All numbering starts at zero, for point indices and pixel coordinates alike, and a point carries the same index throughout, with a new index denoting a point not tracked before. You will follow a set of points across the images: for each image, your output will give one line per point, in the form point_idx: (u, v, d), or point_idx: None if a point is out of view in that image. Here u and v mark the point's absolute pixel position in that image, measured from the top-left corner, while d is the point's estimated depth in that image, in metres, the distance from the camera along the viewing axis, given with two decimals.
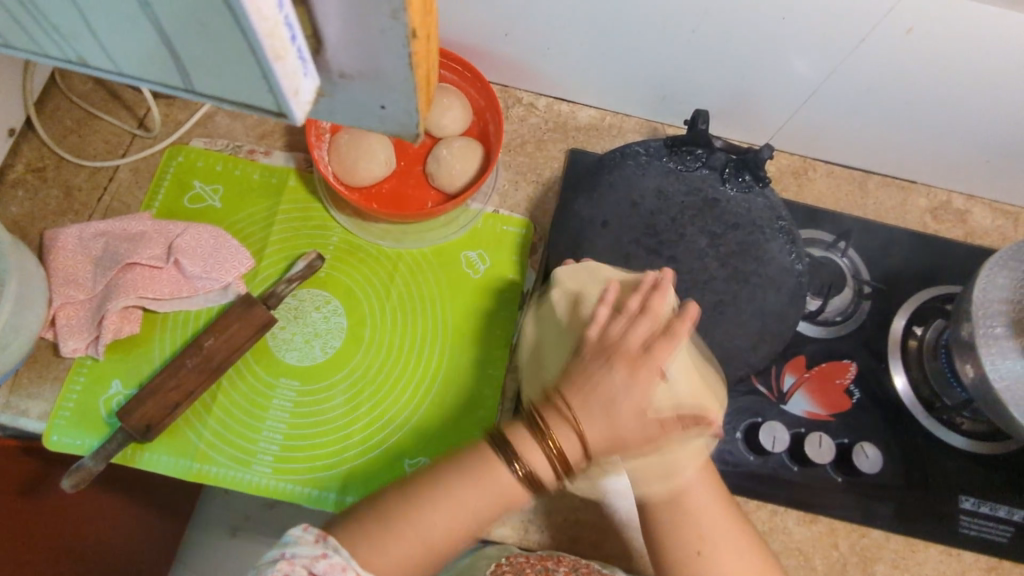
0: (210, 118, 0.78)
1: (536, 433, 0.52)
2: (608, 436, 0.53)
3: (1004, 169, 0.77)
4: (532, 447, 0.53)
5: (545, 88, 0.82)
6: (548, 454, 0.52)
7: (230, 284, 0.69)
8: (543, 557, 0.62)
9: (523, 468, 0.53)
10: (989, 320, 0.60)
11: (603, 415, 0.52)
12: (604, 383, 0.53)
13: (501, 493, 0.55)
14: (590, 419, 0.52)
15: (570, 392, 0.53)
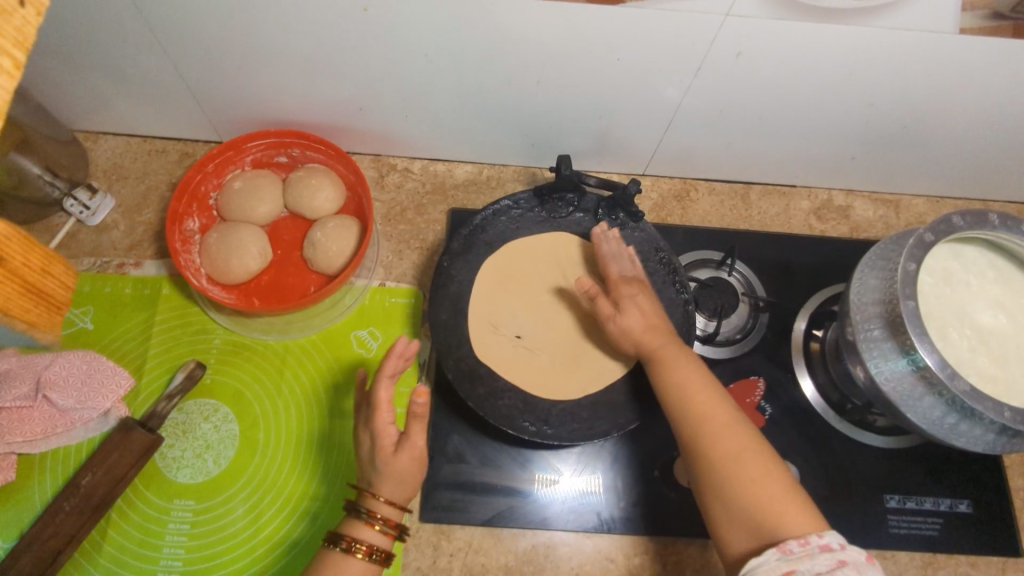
0: (74, 237, 0.75)
1: (362, 520, 0.54)
2: (408, 489, 0.56)
3: (871, 162, 0.78)
4: (362, 535, 0.54)
5: (417, 152, 0.81)
6: (380, 527, 0.54)
7: (110, 410, 0.66)
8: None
9: (365, 550, 0.53)
10: (867, 324, 0.60)
11: (404, 483, 0.56)
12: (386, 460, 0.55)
13: None
14: (399, 489, 0.55)
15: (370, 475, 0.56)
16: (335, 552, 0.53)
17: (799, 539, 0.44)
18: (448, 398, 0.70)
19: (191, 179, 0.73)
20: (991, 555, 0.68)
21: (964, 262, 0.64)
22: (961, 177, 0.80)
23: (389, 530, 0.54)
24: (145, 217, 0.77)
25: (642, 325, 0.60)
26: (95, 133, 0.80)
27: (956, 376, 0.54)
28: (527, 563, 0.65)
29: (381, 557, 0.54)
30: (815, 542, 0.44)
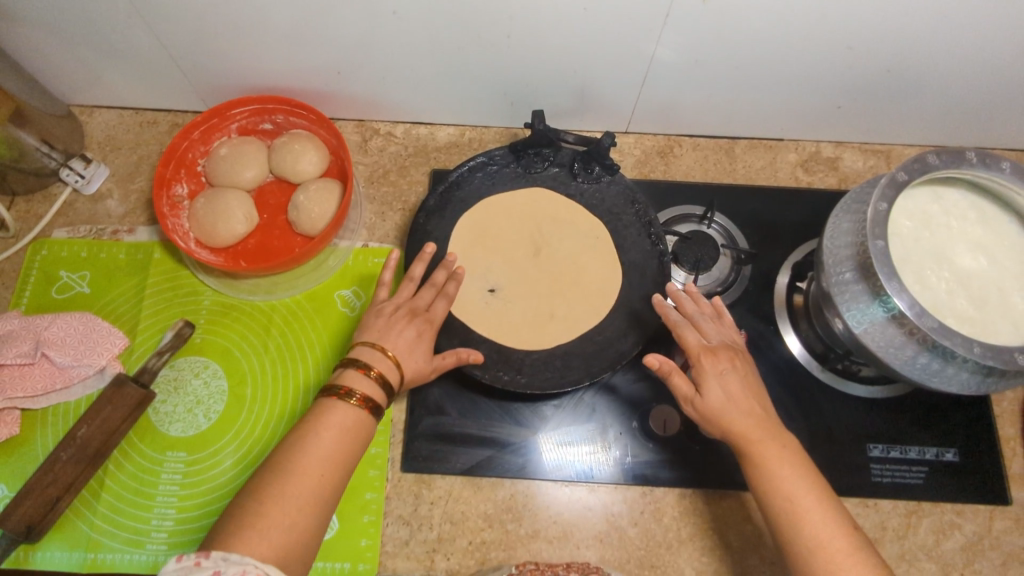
0: (72, 206, 0.78)
1: (356, 369, 0.55)
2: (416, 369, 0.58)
3: (857, 111, 0.77)
4: (355, 380, 0.54)
5: (399, 116, 0.82)
6: (373, 376, 0.54)
7: (105, 367, 0.69)
8: (549, 565, 0.63)
9: (355, 397, 0.53)
10: (838, 267, 0.59)
11: (410, 355, 0.58)
12: (402, 335, 0.58)
13: (349, 427, 0.53)
14: (406, 362, 0.57)
15: (375, 335, 0.58)
16: (328, 399, 0.54)
17: None
18: None
19: (177, 146, 0.75)
20: (978, 503, 0.67)
21: (944, 206, 0.63)
22: (954, 123, 0.77)
23: (383, 383, 0.55)
24: (138, 185, 0.79)
25: (740, 406, 0.55)
26: (90, 107, 0.83)
27: (926, 314, 0.53)
28: (506, 511, 0.67)
29: (370, 404, 0.54)
30: None
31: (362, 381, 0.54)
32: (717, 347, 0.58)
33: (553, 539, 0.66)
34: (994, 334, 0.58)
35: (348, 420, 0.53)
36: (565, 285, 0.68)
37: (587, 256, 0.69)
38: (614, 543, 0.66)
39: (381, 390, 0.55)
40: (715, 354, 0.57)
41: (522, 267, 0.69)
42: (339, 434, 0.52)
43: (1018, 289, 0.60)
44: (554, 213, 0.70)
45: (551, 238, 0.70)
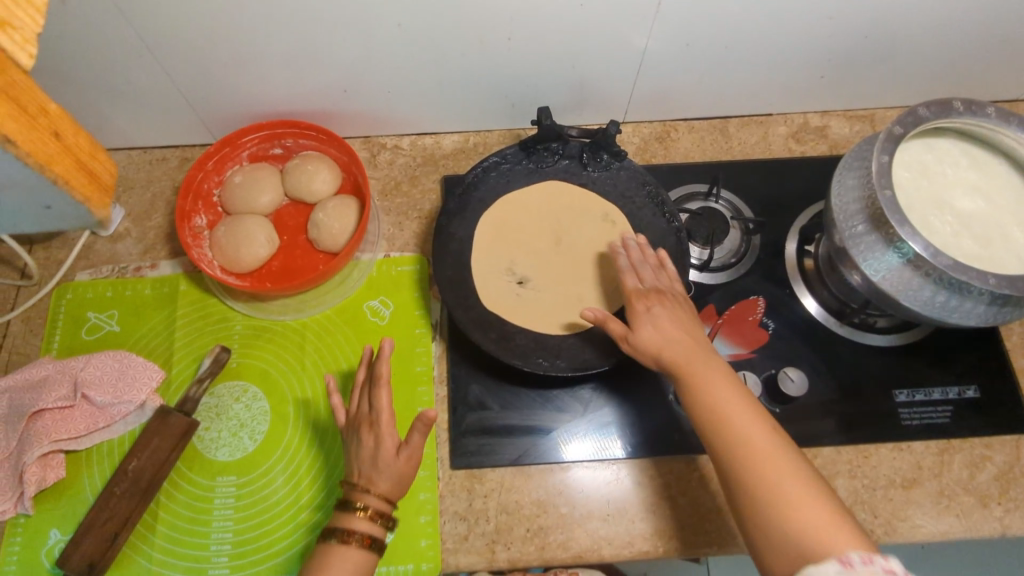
0: (91, 248, 0.78)
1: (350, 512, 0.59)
2: (404, 486, 0.61)
3: (840, 79, 0.81)
4: (352, 523, 0.59)
5: (404, 128, 0.84)
6: (368, 515, 0.59)
7: (145, 402, 0.69)
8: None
9: (355, 538, 0.58)
10: (850, 221, 0.63)
11: (384, 457, 0.60)
12: (379, 460, 0.60)
13: (356, 562, 0.57)
14: (391, 486, 0.60)
15: (362, 472, 0.60)
16: (329, 544, 0.58)
17: (862, 556, 0.43)
18: (463, 353, 0.73)
19: (193, 178, 0.76)
20: (1005, 434, 0.70)
21: (937, 155, 0.66)
22: (930, 80, 0.82)
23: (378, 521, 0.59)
24: (155, 221, 0.80)
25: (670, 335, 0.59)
26: None
27: (940, 253, 0.56)
28: (558, 495, 0.68)
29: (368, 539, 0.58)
30: (880, 563, 0.42)
31: (354, 522, 0.58)
32: (650, 290, 0.63)
33: (608, 517, 0.67)
34: (1000, 267, 0.62)
35: (357, 561, 0.58)
36: (589, 271, 0.71)
37: (607, 239, 0.71)
38: (667, 513, 0.68)
39: (377, 525, 0.59)
40: (647, 295, 0.62)
41: (545, 258, 0.72)
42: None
43: (1016, 223, 0.64)
44: (569, 203, 0.73)
45: (570, 227, 0.72)
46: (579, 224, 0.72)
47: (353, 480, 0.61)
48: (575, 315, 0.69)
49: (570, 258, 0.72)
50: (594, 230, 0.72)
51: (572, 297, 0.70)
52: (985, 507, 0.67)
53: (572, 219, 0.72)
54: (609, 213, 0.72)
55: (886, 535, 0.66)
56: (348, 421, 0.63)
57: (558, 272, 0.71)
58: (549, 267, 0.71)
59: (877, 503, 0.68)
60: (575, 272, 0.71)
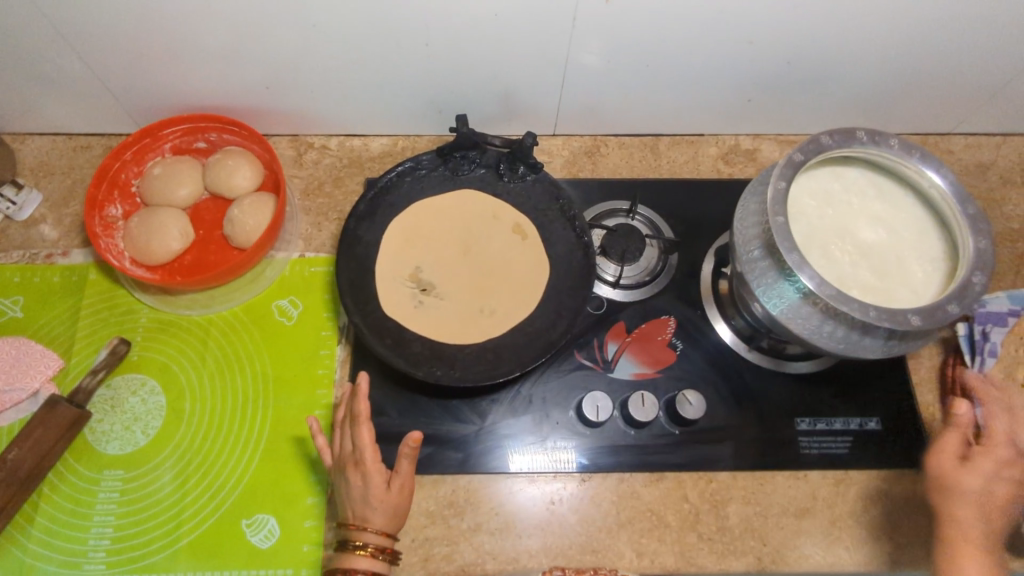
0: (4, 232, 0.78)
1: (349, 551, 0.59)
2: (397, 522, 0.60)
3: (767, 103, 0.81)
4: (354, 562, 0.58)
5: (332, 129, 0.84)
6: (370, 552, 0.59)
7: (39, 390, 0.69)
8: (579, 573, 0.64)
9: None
10: (747, 247, 0.63)
11: (384, 491, 0.60)
12: (369, 501, 0.59)
13: None
14: (386, 522, 0.60)
15: (359, 511, 0.60)
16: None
17: None
18: (366, 358, 0.72)
19: (109, 167, 0.76)
20: (902, 468, 0.70)
21: (844, 183, 0.66)
22: (856, 108, 0.82)
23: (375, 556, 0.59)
24: (72, 209, 0.79)
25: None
26: (22, 134, 0.83)
27: (824, 284, 0.57)
28: (448, 506, 0.68)
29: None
30: None
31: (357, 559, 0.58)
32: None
33: (496, 531, 0.67)
34: (894, 300, 0.62)
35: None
36: (495, 282, 0.71)
37: (515, 252, 0.71)
38: (556, 530, 0.67)
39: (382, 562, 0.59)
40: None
41: (451, 267, 0.72)
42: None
43: (915, 257, 0.64)
44: (481, 213, 0.73)
45: (479, 238, 0.72)
46: (488, 235, 0.72)
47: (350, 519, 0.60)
48: (475, 325, 0.68)
49: (477, 268, 0.71)
50: (504, 242, 0.72)
51: (474, 307, 0.69)
52: (876, 540, 0.67)
53: (482, 229, 0.72)
54: (520, 225, 0.72)
55: (774, 564, 0.66)
56: (335, 464, 0.63)
57: (463, 282, 0.71)
58: (456, 276, 0.71)
59: (768, 531, 0.67)
60: (481, 283, 0.71)
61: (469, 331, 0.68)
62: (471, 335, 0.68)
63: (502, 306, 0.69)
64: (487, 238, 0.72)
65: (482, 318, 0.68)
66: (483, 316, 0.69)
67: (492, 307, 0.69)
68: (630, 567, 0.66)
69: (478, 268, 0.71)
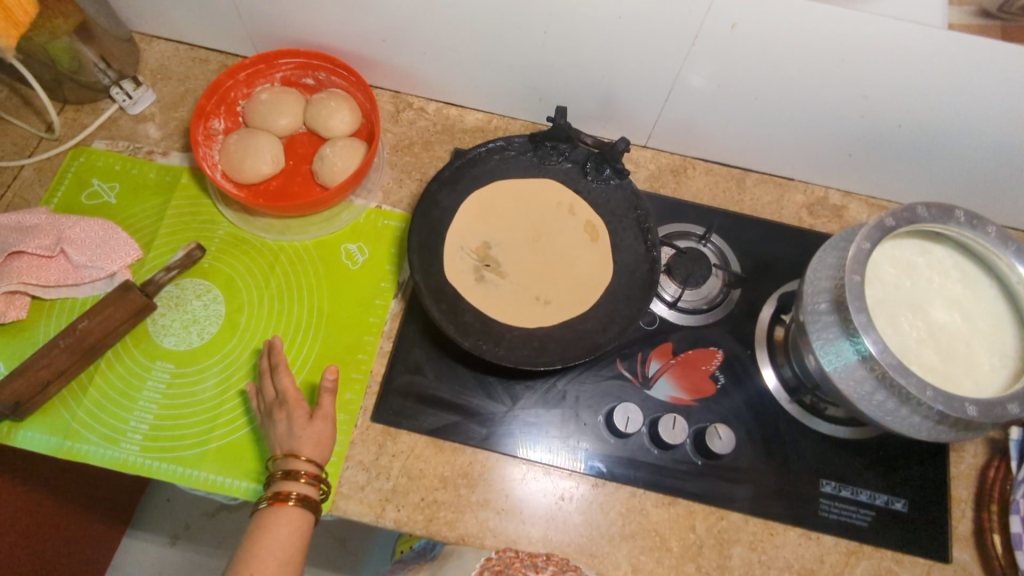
0: (114, 122, 0.83)
1: (281, 477, 0.61)
2: (323, 451, 0.64)
3: (866, 163, 0.79)
4: (285, 486, 0.61)
5: (433, 94, 0.86)
6: (305, 478, 0.61)
7: (116, 273, 0.73)
8: (530, 556, 0.65)
9: (293, 498, 0.60)
10: (815, 297, 0.62)
11: (308, 427, 0.63)
12: (295, 432, 0.63)
13: (298, 523, 0.60)
14: (315, 450, 0.63)
15: (284, 443, 0.63)
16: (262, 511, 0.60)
17: None
18: (417, 317, 0.75)
19: (222, 83, 0.80)
20: (918, 555, 0.68)
21: (929, 259, 0.65)
22: (957, 188, 0.80)
23: (309, 480, 0.62)
24: (179, 114, 0.84)
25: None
26: (150, 36, 0.88)
27: (887, 352, 0.56)
28: (462, 476, 0.69)
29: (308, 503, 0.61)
30: None
31: (293, 485, 0.61)
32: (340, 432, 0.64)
33: (502, 511, 0.68)
34: (954, 386, 0.60)
35: (294, 521, 0.60)
36: (555, 275, 0.72)
37: (582, 251, 0.72)
38: (559, 526, 0.68)
39: (310, 488, 0.62)
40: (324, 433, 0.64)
41: (517, 250, 0.73)
42: (290, 533, 0.59)
43: (985, 348, 0.62)
44: (558, 205, 0.74)
45: (550, 229, 0.74)
46: (561, 228, 0.73)
47: (282, 449, 0.63)
48: (528, 311, 0.70)
49: (542, 258, 0.73)
50: (573, 238, 0.73)
51: (531, 294, 0.71)
52: None
53: (555, 221, 0.74)
54: (593, 226, 0.73)
55: None
56: (263, 410, 0.67)
57: (525, 268, 0.72)
58: (519, 260, 0.73)
59: None
60: (543, 272, 0.72)
61: (522, 316, 0.69)
62: (522, 319, 0.69)
63: (558, 299, 0.70)
64: (559, 232, 0.73)
65: (536, 306, 0.70)
66: (538, 304, 0.70)
67: (549, 298, 0.70)
68: None
69: (542, 258, 0.73)
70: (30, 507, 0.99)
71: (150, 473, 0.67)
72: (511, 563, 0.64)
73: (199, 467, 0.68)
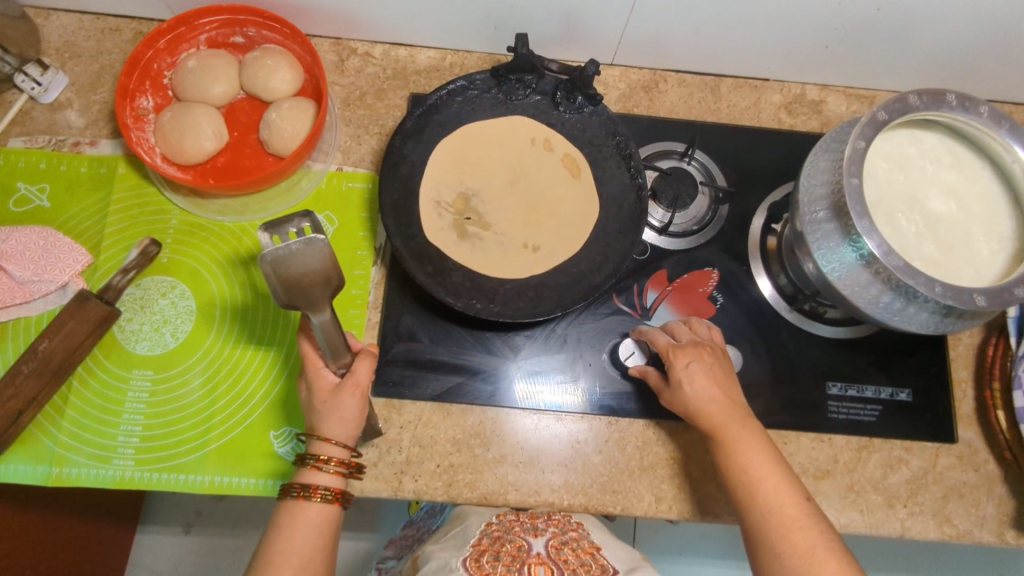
0: (28, 114, 0.74)
1: (309, 465, 0.55)
2: (351, 427, 0.56)
3: (844, 52, 0.75)
4: (312, 477, 0.55)
5: (378, 35, 0.79)
6: (332, 468, 0.56)
7: (67, 283, 0.67)
8: (530, 518, 0.70)
9: (317, 493, 0.54)
10: (812, 206, 0.60)
11: (336, 405, 0.55)
12: (333, 417, 0.55)
13: (317, 522, 0.54)
14: (339, 429, 0.55)
15: (313, 420, 0.56)
16: (287, 499, 0.55)
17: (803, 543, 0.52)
18: (402, 282, 0.71)
19: (141, 55, 0.71)
20: (925, 440, 0.70)
21: (921, 148, 0.63)
22: (937, 67, 0.77)
23: (338, 468, 0.56)
24: (100, 96, 0.75)
25: (708, 395, 0.59)
26: (46, 9, 0.77)
27: (893, 253, 0.54)
28: (474, 436, 0.68)
29: (335, 496, 0.55)
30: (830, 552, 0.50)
31: (309, 477, 0.55)
32: (685, 344, 0.62)
33: (520, 464, 0.67)
34: (956, 276, 0.60)
35: (317, 516, 0.54)
36: (539, 217, 0.69)
37: (564, 188, 0.69)
38: (579, 469, 0.68)
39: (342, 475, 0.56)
40: (682, 349, 0.61)
41: (497, 197, 0.70)
42: (319, 532, 0.54)
43: (982, 233, 0.61)
44: (532, 143, 0.70)
45: (528, 169, 0.70)
46: (538, 167, 0.70)
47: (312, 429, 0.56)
48: (518, 260, 0.67)
49: (523, 201, 0.69)
50: (553, 176, 0.69)
51: (518, 241, 0.67)
52: (891, 507, 0.68)
53: (532, 161, 0.70)
54: (573, 159, 0.69)
55: None
56: None
57: (508, 214, 0.69)
58: (500, 206, 0.69)
59: None
60: (527, 217, 0.69)
61: (512, 266, 0.66)
62: (513, 270, 0.66)
63: (546, 243, 0.67)
64: (537, 172, 0.70)
65: (526, 253, 0.67)
66: (527, 251, 0.67)
67: (537, 243, 0.67)
68: (647, 511, 0.67)
69: (524, 202, 0.70)
70: (35, 527, 0.97)
71: (152, 486, 0.64)
72: (510, 526, 0.70)
73: (203, 470, 0.65)
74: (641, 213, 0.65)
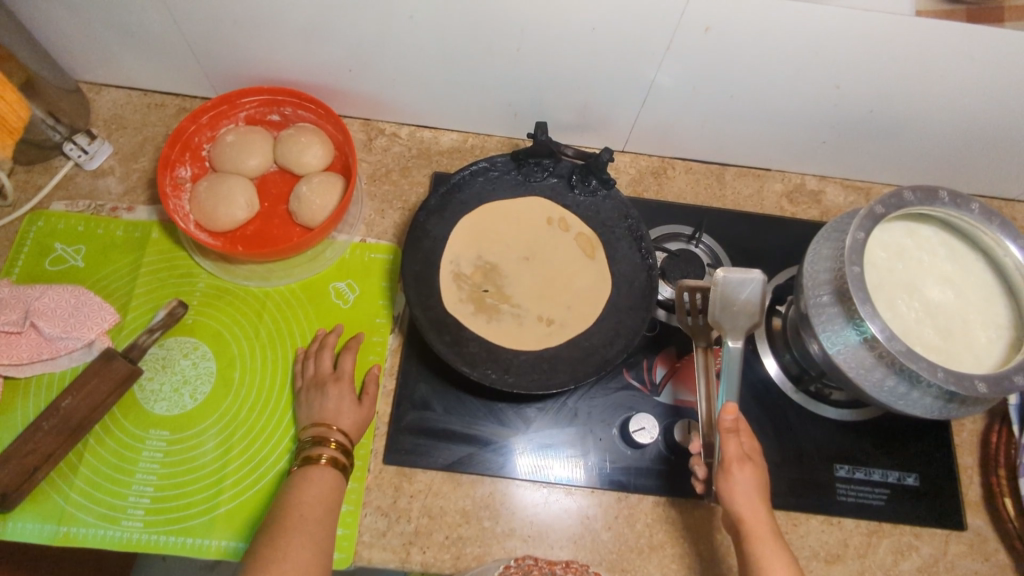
0: (71, 179, 0.78)
1: (311, 443, 0.64)
2: (350, 419, 0.66)
3: (840, 147, 0.81)
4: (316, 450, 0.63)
5: (405, 118, 0.84)
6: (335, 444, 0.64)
7: (94, 341, 0.69)
8: (549, 563, 0.64)
9: (324, 458, 0.62)
10: (816, 290, 0.63)
11: (339, 407, 0.66)
12: (345, 406, 0.66)
13: (324, 489, 0.61)
14: (337, 417, 0.66)
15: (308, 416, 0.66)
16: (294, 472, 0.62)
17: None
18: (418, 350, 0.73)
19: (185, 129, 0.76)
20: (934, 526, 0.70)
21: (917, 240, 0.67)
22: (928, 163, 0.82)
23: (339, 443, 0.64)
24: (140, 165, 0.80)
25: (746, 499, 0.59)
26: (97, 85, 0.83)
27: (895, 338, 0.57)
28: (483, 508, 0.68)
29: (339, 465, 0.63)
30: None
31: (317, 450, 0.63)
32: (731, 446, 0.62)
33: (528, 538, 0.67)
34: (957, 362, 0.62)
35: (328, 479, 0.62)
36: (553, 293, 0.71)
37: (577, 265, 0.72)
38: (589, 545, 0.68)
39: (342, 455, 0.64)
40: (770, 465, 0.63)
41: (512, 271, 0.73)
42: (327, 495, 0.61)
43: (980, 321, 0.64)
44: (548, 222, 0.73)
45: (543, 246, 0.73)
46: (553, 244, 0.73)
47: (310, 420, 0.66)
48: (532, 333, 0.69)
49: (538, 276, 0.73)
50: (567, 253, 0.73)
51: (532, 315, 0.70)
52: None
53: (547, 238, 0.73)
54: (587, 239, 0.72)
55: None
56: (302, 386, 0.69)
57: (523, 289, 0.72)
58: (516, 281, 0.72)
59: None
60: (540, 292, 0.72)
61: (527, 339, 0.68)
62: (527, 343, 0.68)
63: (559, 317, 0.70)
64: (551, 248, 0.73)
65: (540, 327, 0.69)
66: (542, 324, 0.69)
67: (551, 317, 0.70)
68: None
69: (538, 278, 0.73)
70: None
71: (160, 549, 0.64)
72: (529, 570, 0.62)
73: (212, 535, 0.65)
74: (652, 291, 0.68)
